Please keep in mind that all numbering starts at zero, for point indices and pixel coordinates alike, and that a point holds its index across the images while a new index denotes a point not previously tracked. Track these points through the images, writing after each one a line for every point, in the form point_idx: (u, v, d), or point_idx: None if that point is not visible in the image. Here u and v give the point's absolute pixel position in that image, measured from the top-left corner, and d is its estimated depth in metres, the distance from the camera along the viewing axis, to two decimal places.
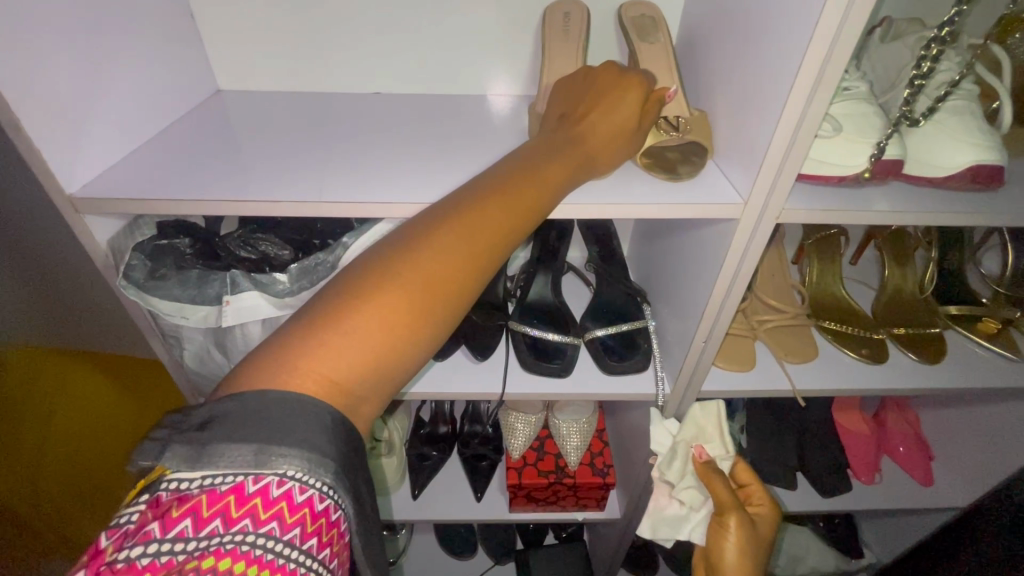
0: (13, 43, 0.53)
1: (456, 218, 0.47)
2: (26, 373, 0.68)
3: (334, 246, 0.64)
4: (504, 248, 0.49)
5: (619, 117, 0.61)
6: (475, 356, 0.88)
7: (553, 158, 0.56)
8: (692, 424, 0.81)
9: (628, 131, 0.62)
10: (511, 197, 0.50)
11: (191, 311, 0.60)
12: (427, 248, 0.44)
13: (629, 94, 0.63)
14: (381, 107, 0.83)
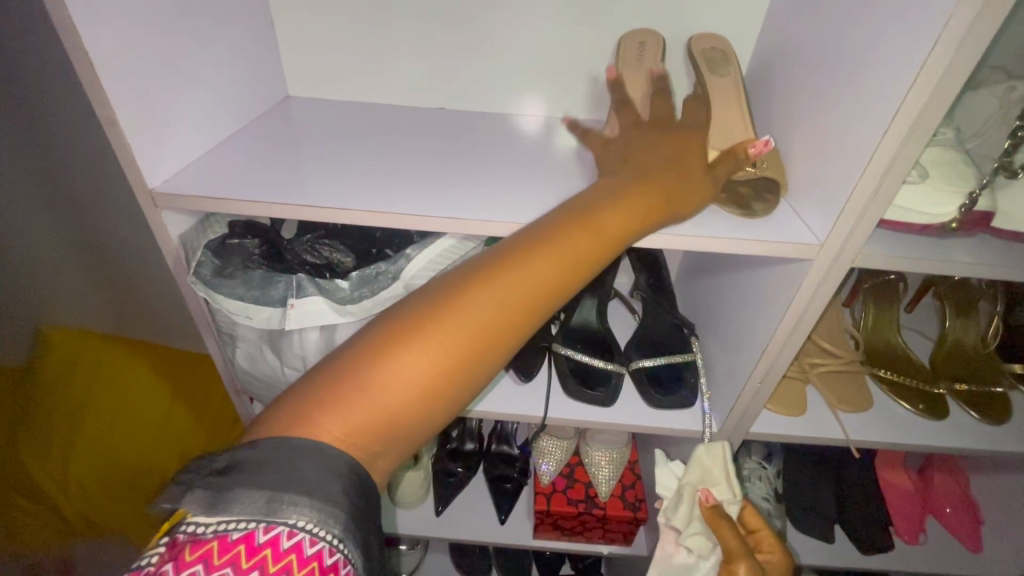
0: (114, 38, 0.54)
1: (505, 266, 0.46)
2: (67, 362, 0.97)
3: (396, 257, 0.64)
4: (547, 304, 0.46)
5: (685, 163, 0.59)
6: (520, 378, 0.86)
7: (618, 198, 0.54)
8: (695, 467, 0.75)
9: (698, 176, 0.59)
10: (565, 246, 0.48)
11: (254, 312, 0.61)
12: (466, 302, 0.43)
13: (692, 143, 0.61)
14: (444, 122, 0.84)
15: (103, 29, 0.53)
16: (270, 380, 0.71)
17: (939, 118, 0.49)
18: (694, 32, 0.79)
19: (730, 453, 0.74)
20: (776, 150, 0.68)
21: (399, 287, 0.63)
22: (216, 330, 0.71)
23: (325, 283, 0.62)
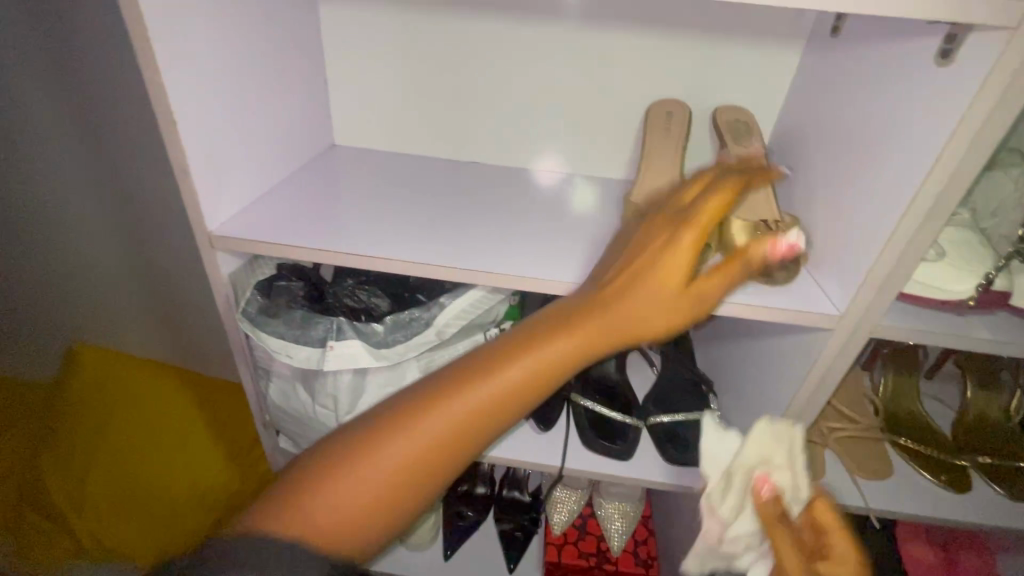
0: (194, 96, 0.60)
1: (499, 359, 0.41)
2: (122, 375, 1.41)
3: (429, 304, 0.67)
4: (542, 397, 0.42)
5: (664, 262, 0.43)
6: (540, 426, 0.88)
7: (577, 320, 0.42)
8: (750, 442, 0.46)
9: (680, 285, 0.43)
10: (573, 333, 0.41)
11: (294, 351, 0.63)
12: (442, 404, 0.40)
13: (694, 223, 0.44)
14: (477, 176, 0.89)
15: (185, 89, 0.59)
16: (298, 418, 0.73)
17: (955, 204, 0.52)
18: (719, 104, 0.84)
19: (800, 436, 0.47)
20: (798, 220, 0.71)
21: (433, 334, 0.66)
22: (252, 364, 0.74)
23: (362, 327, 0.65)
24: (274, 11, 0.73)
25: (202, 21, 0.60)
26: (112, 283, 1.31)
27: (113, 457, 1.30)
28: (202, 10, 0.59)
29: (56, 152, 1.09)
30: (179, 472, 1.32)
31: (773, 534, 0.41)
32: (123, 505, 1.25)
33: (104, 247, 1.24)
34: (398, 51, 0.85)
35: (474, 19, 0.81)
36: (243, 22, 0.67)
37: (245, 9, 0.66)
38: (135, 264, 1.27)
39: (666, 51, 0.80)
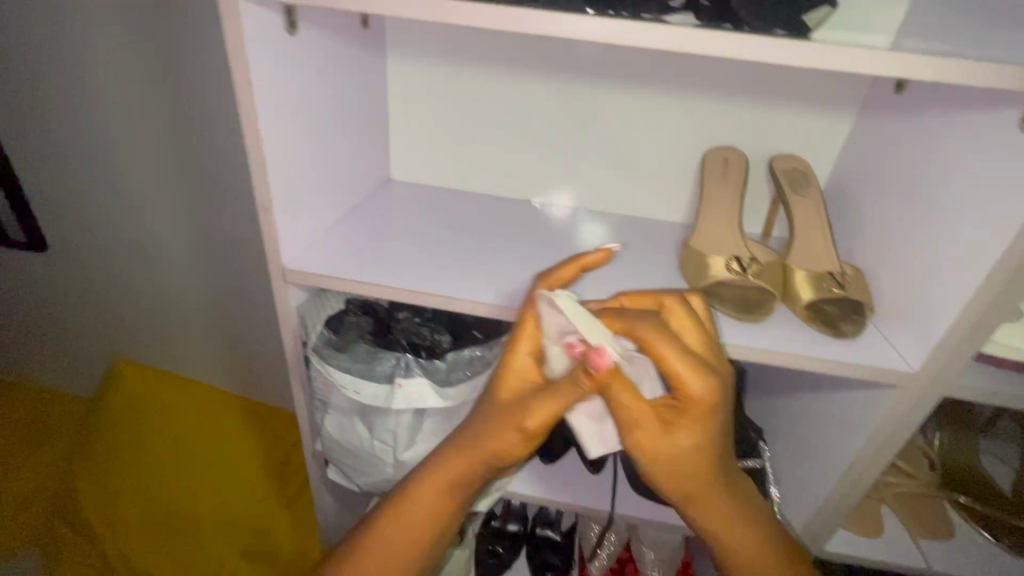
0: (280, 137, 0.62)
1: (388, 516, 0.57)
2: (174, 391, 1.44)
3: (493, 343, 0.68)
4: (431, 531, 0.57)
5: (498, 391, 0.53)
6: (590, 468, 0.84)
7: (451, 454, 0.55)
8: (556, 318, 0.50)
9: (510, 407, 0.52)
10: (426, 490, 0.56)
11: (362, 387, 0.65)
12: (358, 560, 0.57)
13: (512, 352, 0.53)
14: (531, 214, 0.90)
15: (273, 129, 0.61)
16: (353, 452, 0.73)
17: None
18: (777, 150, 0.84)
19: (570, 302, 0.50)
20: (861, 271, 0.71)
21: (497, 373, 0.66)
22: (311, 396, 0.75)
23: (431, 363, 0.66)
24: (352, 53, 0.75)
25: (293, 66, 0.62)
26: (164, 302, 1.35)
27: (145, 479, 1.31)
28: (295, 56, 0.62)
29: (126, 175, 1.15)
30: (212, 490, 1.33)
31: (586, 384, 0.47)
32: (159, 524, 1.27)
33: (157, 267, 1.28)
34: (462, 92, 0.87)
35: (541, 64, 0.82)
36: (326, 65, 0.69)
37: (328, 53, 0.69)
38: (183, 284, 1.30)
39: (731, 98, 0.80)
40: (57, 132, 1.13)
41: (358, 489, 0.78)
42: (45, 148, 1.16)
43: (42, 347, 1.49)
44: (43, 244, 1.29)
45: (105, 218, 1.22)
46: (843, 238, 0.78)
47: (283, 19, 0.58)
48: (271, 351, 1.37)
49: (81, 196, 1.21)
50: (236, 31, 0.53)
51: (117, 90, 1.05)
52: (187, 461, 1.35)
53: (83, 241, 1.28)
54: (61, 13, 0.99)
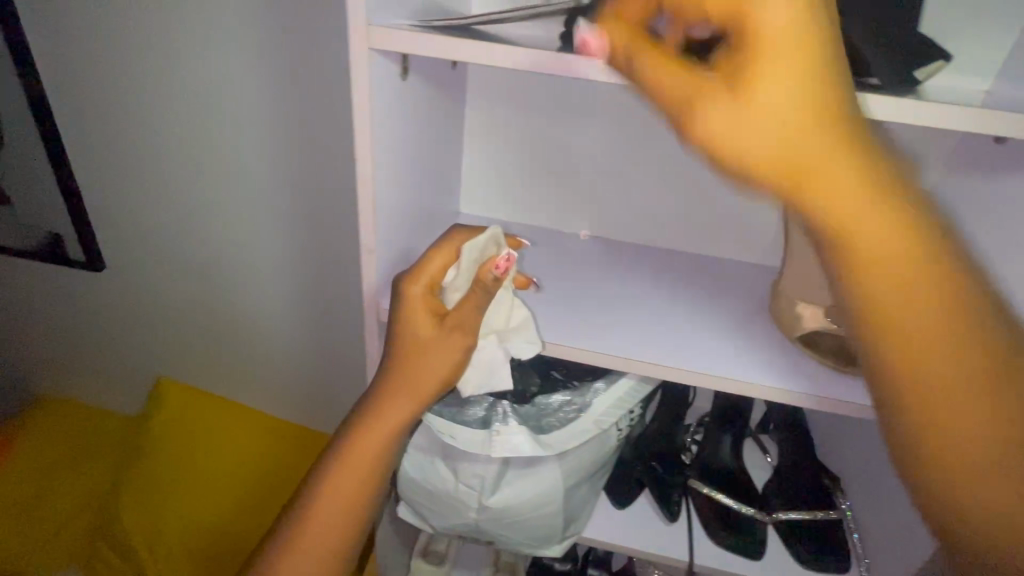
0: (387, 179, 0.61)
1: (346, 450, 0.60)
2: (208, 398, 1.41)
3: (585, 388, 0.67)
4: (383, 456, 0.61)
5: (417, 331, 0.58)
6: (665, 516, 0.83)
7: (391, 390, 0.59)
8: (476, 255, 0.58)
9: (432, 341, 0.58)
10: (376, 422, 0.60)
11: (458, 432, 0.62)
12: (323, 494, 0.60)
13: (415, 293, 0.59)
14: (605, 252, 0.88)
15: (383, 170, 0.60)
16: (431, 493, 0.71)
17: None
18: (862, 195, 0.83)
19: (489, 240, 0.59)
20: None
21: (590, 421, 0.66)
22: None
23: (537, 412, 0.66)
24: (442, 93, 0.74)
25: (402, 108, 0.61)
26: (213, 323, 1.34)
27: (193, 502, 1.31)
28: (405, 98, 0.61)
29: (191, 199, 1.16)
30: (254, 519, 1.30)
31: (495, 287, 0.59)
32: (205, 552, 1.26)
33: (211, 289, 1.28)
34: (542, 130, 0.86)
35: (626, 104, 0.82)
36: (423, 107, 0.68)
37: (426, 94, 0.68)
38: (237, 306, 1.30)
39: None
40: (125, 156, 1.14)
41: (433, 528, 0.76)
42: (111, 172, 1.17)
43: (86, 365, 1.48)
44: (101, 263, 1.30)
45: (165, 239, 1.23)
46: None
47: (398, 65, 0.58)
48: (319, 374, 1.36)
49: (144, 219, 1.22)
50: (361, 81, 0.53)
51: (190, 118, 1.06)
52: (220, 471, 1.35)
53: (139, 261, 1.29)
54: (139, 42, 1.00)
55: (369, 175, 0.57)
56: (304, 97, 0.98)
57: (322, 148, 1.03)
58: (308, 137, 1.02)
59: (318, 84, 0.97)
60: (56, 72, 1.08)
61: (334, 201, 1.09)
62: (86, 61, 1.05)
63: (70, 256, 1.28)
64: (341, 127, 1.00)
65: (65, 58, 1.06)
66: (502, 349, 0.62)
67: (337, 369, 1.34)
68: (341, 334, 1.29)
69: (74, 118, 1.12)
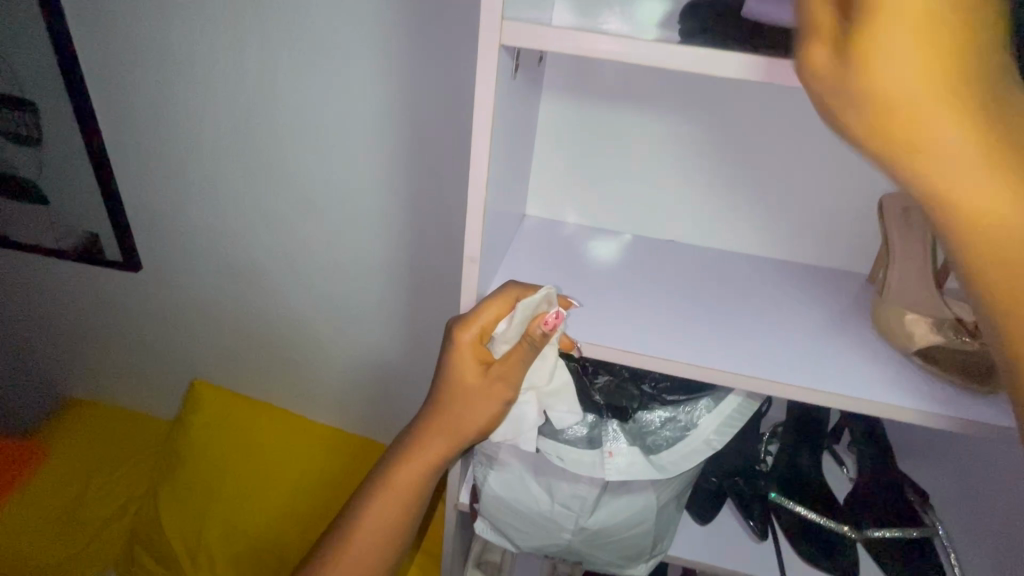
0: (490, 180, 0.57)
1: (395, 474, 0.62)
2: (236, 403, 1.38)
3: (688, 405, 0.64)
4: (432, 479, 0.63)
5: (463, 380, 0.57)
6: (757, 535, 0.80)
7: (437, 423, 0.61)
8: (525, 313, 0.54)
9: (480, 389, 0.57)
10: (427, 450, 0.62)
11: (565, 452, 0.62)
12: (370, 511, 0.63)
13: (464, 341, 0.56)
14: (689, 255, 0.84)
15: (488, 170, 0.56)
16: (521, 515, 0.68)
17: None
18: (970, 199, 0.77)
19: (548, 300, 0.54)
20: None
21: (698, 440, 0.63)
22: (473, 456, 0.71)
23: (641, 429, 0.64)
24: (531, 90, 0.70)
25: (506, 104, 0.57)
26: (253, 325, 1.30)
27: (233, 506, 1.28)
28: (508, 92, 0.57)
29: (236, 196, 1.12)
30: (293, 523, 1.27)
31: (540, 342, 0.55)
32: (243, 558, 1.23)
33: (253, 289, 1.24)
34: (623, 127, 0.79)
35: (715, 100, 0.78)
36: (520, 107, 0.65)
37: (522, 93, 0.64)
38: (278, 308, 1.26)
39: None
40: (169, 153, 1.10)
41: (515, 546, 0.72)
42: (152, 170, 1.13)
43: (120, 367, 1.45)
44: (139, 264, 1.26)
45: (209, 237, 1.19)
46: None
47: (509, 61, 0.54)
48: (359, 379, 1.32)
49: (185, 219, 1.18)
50: (488, 79, 0.50)
51: (239, 112, 1.02)
52: (258, 474, 1.32)
53: (178, 260, 1.24)
54: (194, 37, 0.97)
55: (484, 178, 0.55)
56: (362, 93, 0.95)
57: (379, 148, 0.99)
58: (366, 136, 0.99)
59: (380, 81, 0.93)
60: (101, 67, 1.04)
61: (387, 202, 1.05)
62: (134, 55, 1.01)
63: (107, 257, 1.25)
64: (400, 125, 0.96)
65: (112, 52, 1.02)
66: (537, 408, 0.60)
67: (379, 375, 1.30)
68: (386, 339, 1.23)
69: (117, 113, 1.09)
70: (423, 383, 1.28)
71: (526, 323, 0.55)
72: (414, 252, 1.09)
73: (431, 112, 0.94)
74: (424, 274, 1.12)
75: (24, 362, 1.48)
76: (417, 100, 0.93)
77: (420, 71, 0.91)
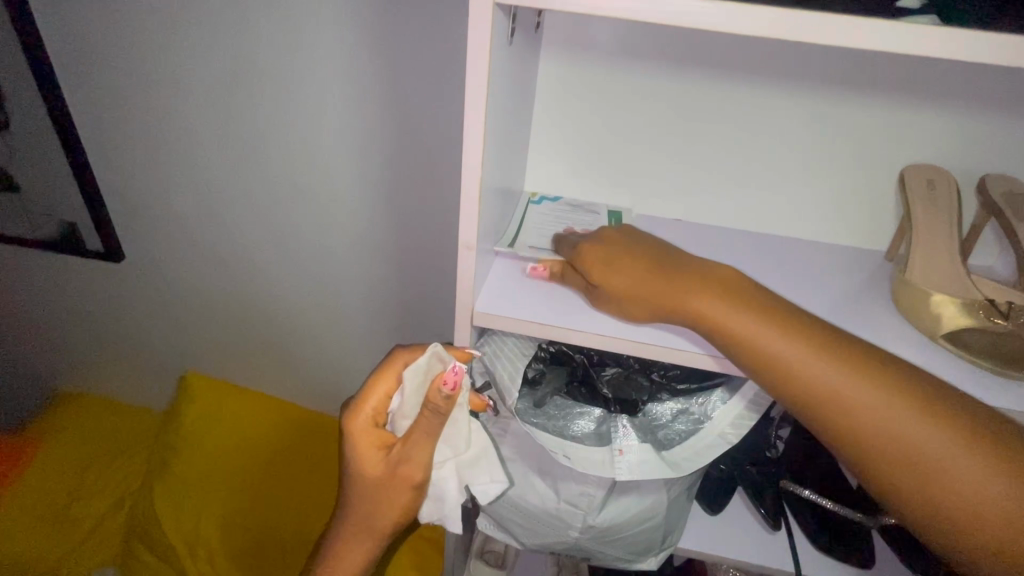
0: (485, 157, 0.52)
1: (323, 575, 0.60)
2: (216, 400, 1.32)
3: (701, 396, 0.61)
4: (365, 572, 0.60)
5: (366, 471, 0.54)
6: (769, 526, 0.77)
7: (354, 522, 0.57)
8: (415, 380, 0.52)
9: (384, 479, 0.53)
10: (352, 547, 0.59)
11: (572, 450, 0.58)
12: None
13: (359, 425, 0.55)
14: (700, 233, 0.79)
15: (483, 146, 0.50)
16: (526, 516, 0.65)
17: None
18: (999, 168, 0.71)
19: (435, 360, 0.52)
20: None
21: (712, 434, 0.60)
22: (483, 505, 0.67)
23: (651, 423, 0.61)
24: (528, 57, 0.64)
25: (501, 72, 0.51)
26: (243, 314, 1.25)
27: (229, 503, 1.25)
28: (503, 58, 0.51)
29: (218, 181, 1.06)
30: (292, 516, 1.24)
31: (443, 412, 0.50)
32: (241, 551, 1.20)
33: (241, 277, 1.19)
34: (627, 98, 0.74)
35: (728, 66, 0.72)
36: (517, 76, 0.60)
37: (519, 59, 0.59)
38: (268, 297, 1.21)
39: (964, 112, 0.68)
40: (144, 136, 1.04)
41: (519, 543, 0.69)
42: (128, 155, 1.07)
43: (111, 361, 1.41)
44: (122, 254, 1.21)
45: (192, 224, 1.13)
46: None
47: (504, 24, 0.49)
48: (356, 367, 1.28)
49: (165, 206, 1.12)
50: (481, 42, 0.45)
51: (213, 90, 0.95)
52: (253, 466, 1.29)
53: (161, 249, 1.19)
54: (159, 7, 0.89)
55: (477, 156, 0.50)
56: (343, 67, 0.88)
57: (367, 127, 0.93)
58: (352, 113, 0.92)
59: (363, 54, 0.86)
60: (62, 43, 0.96)
61: (375, 183, 0.99)
62: (97, 29, 0.94)
63: (87, 247, 1.19)
64: (385, 101, 0.90)
65: (71, 26, 0.94)
66: (455, 476, 0.56)
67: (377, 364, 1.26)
68: (379, 326, 1.19)
69: (86, 95, 1.01)
70: None
71: (421, 387, 0.52)
72: (406, 237, 1.04)
73: (421, 85, 0.87)
74: (418, 258, 1.07)
75: (10, 357, 1.43)
76: (406, 73, 0.87)
77: (408, 42, 0.84)
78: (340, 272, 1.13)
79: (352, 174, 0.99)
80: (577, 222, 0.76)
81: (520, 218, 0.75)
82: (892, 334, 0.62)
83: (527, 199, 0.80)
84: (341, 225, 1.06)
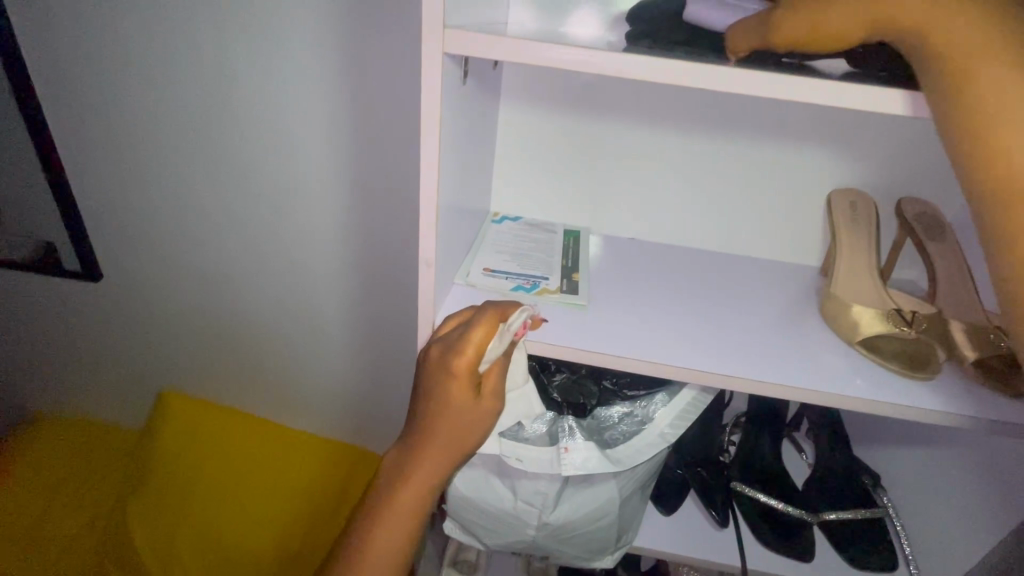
0: (442, 186, 0.58)
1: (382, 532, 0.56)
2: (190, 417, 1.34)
3: (645, 400, 0.67)
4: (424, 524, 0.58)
5: (462, 409, 0.53)
6: (716, 523, 0.83)
7: (426, 469, 0.56)
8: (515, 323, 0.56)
9: (478, 415, 0.55)
10: (420, 497, 0.56)
11: (523, 449, 0.63)
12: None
13: (457, 373, 0.53)
14: (650, 251, 0.85)
15: (440, 176, 0.56)
16: (485, 513, 0.69)
17: None
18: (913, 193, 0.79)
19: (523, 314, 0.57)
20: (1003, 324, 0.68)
21: (653, 434, 0.65)
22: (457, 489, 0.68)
23: (599, 426, 0.66)
24: (487, 95, 0.70)
25: (456, 111, 0.58)
26: (220, 331, 1.28)
27: (203, 523, 1.26)
28: (458, 98, 0.57)
29: (198, 202, 1.10)
30: (267, 535, 1.26)
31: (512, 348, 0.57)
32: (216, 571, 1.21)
33: (218, 294, 1.22)
34: (580, 128, 0.80)
35: None
36: (475, 112, 0.66)
37: (475, 98, 0.65)
38: (246, 314, 1.24)
39: (879, 143, 0.75)
40: (125, 160, 1.08)
41: (482, 544, 0.73)
42: (109, 177, 1.10)
43: (86, 379, 1.41)
44: (100, 273, 1.23)
45: (171, 244, 1.17)
46: (942, 287, 0.74)
47: (457, 70, 0.55)
48: (332, 383, 1.31)
49: (145, 227, 1.15)
50: (434, 89, 0.51)
51: (195, 118, 1.00)
52: (227, 485, 1.30)
53: (140, 268, 1.21)
54: (142, 40, 0.94)
55: (433, 185, 0.55)
56: (319, 98, 0.94)
57: (342, 153, 0.99)
58: (328, 141, 0.98)
59: (337, 87, 0.92)
60: (46, 72, 1.00)
61: (349, 207, 1.04)
62: (82, 60, 0.98)
63: (65, 266, 1.21)
64: (359, 130, 0.96)
65: (56, 56, 0.98)
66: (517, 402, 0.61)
67: (354, 380, 1.29)
68: (353, 342, 1.23)
69: (69, 120, 1.05)
70: (401, 387, 1.27)
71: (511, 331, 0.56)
72: (379, 256, 1.09)
73: (393, 115, 0.93)
74: (391, 277, 1.11)
75: None
76: (378, 105, 0.93)
77: (380, 76, 0.90)
78: (315, 290, 1.17)
79: (328, 197, 1.04)
80: (534, 240, 0.82)
81: (481, 236, 0.81)
82: (815, 343, 0.69)
83: (489, 219, 0.86)
84: (317, 245, 1.10)
